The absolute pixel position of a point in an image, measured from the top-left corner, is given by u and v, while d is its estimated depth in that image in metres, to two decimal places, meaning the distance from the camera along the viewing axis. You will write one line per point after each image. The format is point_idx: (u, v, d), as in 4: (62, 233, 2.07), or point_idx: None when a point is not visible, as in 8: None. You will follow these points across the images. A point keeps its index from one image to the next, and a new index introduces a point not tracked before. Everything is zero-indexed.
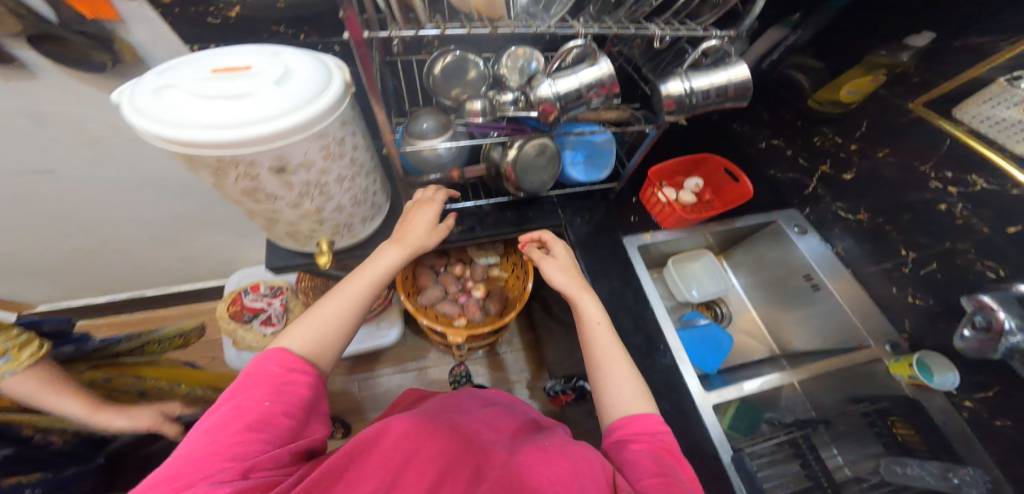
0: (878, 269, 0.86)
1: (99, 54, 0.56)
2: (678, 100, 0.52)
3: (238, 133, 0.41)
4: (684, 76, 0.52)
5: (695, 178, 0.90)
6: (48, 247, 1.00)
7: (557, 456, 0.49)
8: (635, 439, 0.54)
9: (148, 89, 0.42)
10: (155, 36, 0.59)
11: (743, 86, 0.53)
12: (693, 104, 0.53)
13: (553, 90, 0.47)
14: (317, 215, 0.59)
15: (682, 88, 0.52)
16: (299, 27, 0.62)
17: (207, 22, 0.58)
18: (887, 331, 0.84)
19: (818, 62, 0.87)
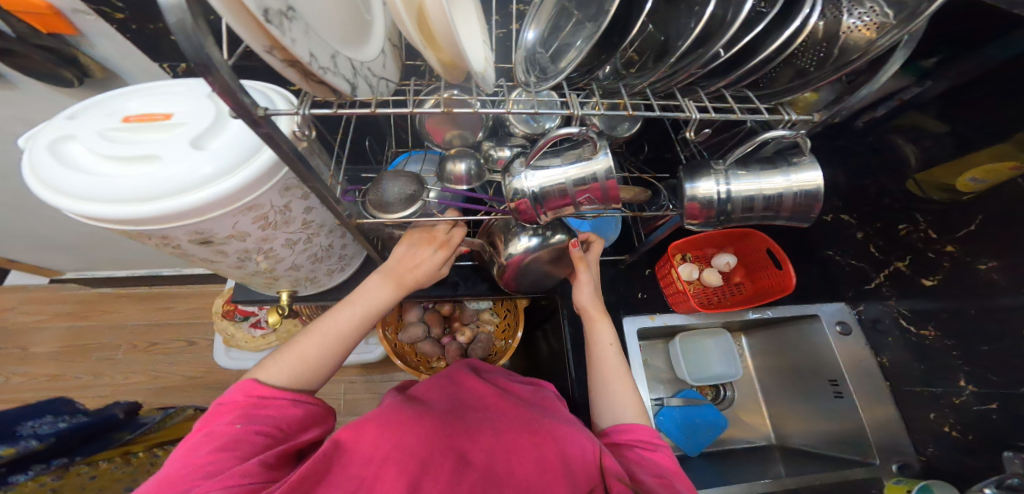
0: (914, 386, 0.66)
1: (63, 69, 0.54)
2: (705, 206, 0.39)
3: (137, 208, 0.34)
4: (722, 176, 0.38)
5: (728, 255, 0.76)
6: (62, 233, 1.01)
7: (547, 440, 0.46)
8: (639, 447, 0.49)
9: (47, 142, 0.36)
10: (120, 50, 0.55)
11: (808, 198, 0.38)
12: (727, 212, 0.39)
13: (531, 185, 0.36)
14: (267, 272, 0.53)
15: (714, 191, 0.38)
16: None
17: (171, 40, 0.54)
18: (899, 448, 0.67)
19: (939, 125, 0.53)
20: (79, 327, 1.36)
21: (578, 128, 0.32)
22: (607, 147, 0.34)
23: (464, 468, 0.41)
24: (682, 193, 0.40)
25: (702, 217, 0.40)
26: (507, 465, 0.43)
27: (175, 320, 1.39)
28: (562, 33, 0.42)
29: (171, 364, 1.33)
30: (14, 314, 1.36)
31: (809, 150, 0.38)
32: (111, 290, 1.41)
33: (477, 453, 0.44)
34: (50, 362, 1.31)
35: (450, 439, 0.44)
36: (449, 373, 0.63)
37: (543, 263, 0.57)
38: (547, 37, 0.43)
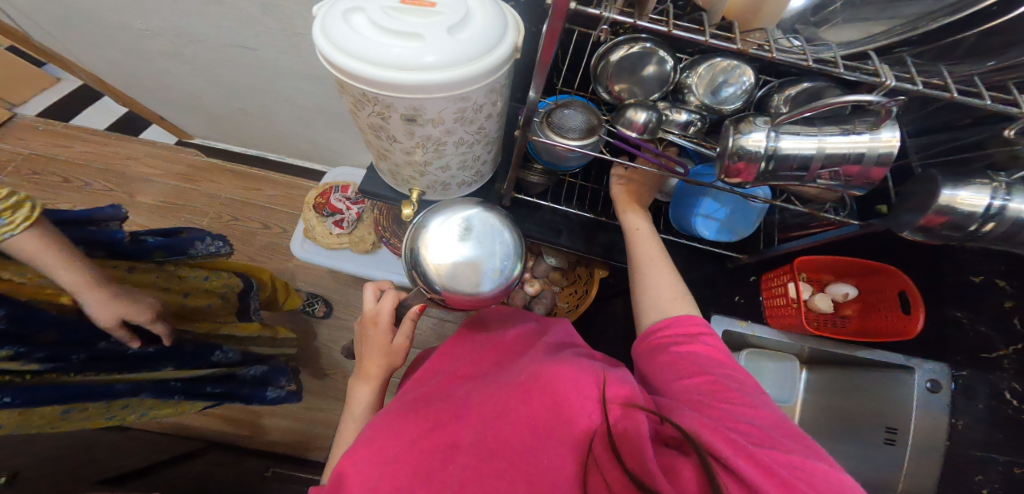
0: (981, 450, 0.63)
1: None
2: (958, 221, 0.34)
3: (391, 77, 0.36)
4: (1002, 188, 0.33)
5: (848, 286, 0.75)
6: (217, 97, 1.08)
7: (530, 388, 0.41)
8: (679, 341, 0.48)
9: (331, 8, 0.38)
10: None
11: None
12: (980, 233, 0.34)
13: (769, 145, 0.32)
14: (422, 166, 0.55)
15: (988, 203, 0.33)
16: None
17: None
18: None
19: None
20: (181, 188, 1.48)
21: (886, 98, 0.29)
22: (896, 125, 0.31)
23: (453, 454, 0.39)
24: (926, 197, 0.35)
25: (939, 231, 0.35)
26: (496, 435, 0.39)
27: (261, 203, 1.48)
28: (834, 8, 0.43)
29: (247, 243, 1.44)
30: (134, 163, 1.50)
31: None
32: (217, 162, 1.52)
33: (465, 432, 0.40)
34: (148, 213, 1.44)
35: (440, 430, 0.41)
36: (457, 349, 0.62)
37: (467, 264, 0.54)
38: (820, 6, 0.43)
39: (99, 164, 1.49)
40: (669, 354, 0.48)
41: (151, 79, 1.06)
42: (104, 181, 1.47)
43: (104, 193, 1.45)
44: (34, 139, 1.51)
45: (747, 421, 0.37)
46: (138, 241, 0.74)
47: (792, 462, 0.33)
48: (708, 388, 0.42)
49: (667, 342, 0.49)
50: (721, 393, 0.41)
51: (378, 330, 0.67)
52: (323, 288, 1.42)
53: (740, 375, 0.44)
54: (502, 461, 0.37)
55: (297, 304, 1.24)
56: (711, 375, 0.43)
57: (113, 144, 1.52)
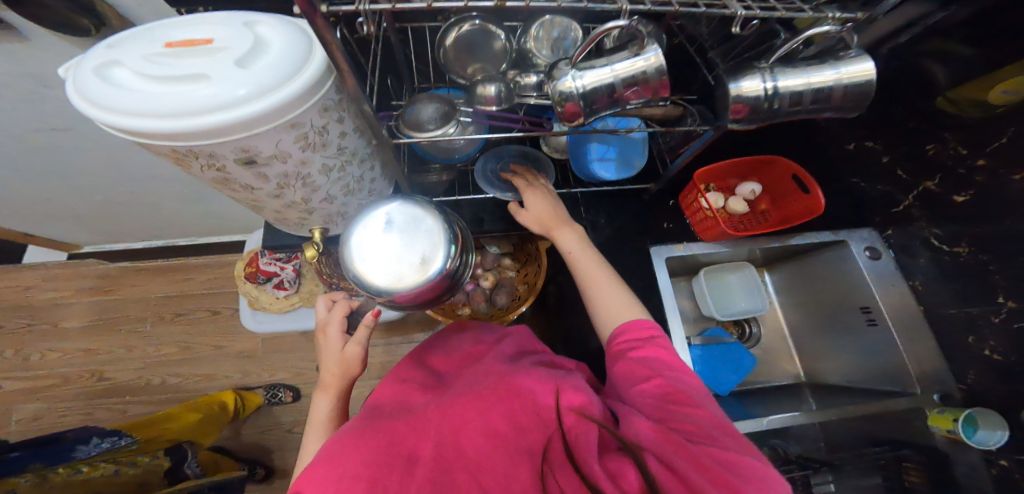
0: (949, 308, 0.64)
1: (81, 17, 0.48)
2: (753, 105, 0.38)
3: (184, 124, 0.34)
4: (768, 72, 0.37)
5: (753, 183, 0.76)
6: (83, 199, 0.99)
7: (491, 397, 0.40)
8: (636, 344, 0.49)
9: (91, 68, 0.35)
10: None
11: (862, 91, 0.38)
12: (775, 110, 0.39)
13: (578, 85, 0.33)
14: (304, 205, 0.53)
15: (761, 87, 0.37)
16: None
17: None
18: (941, 378, 0.65)
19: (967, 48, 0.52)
20: (105, 302, 1.39)
21: (628, 21, 0.31)
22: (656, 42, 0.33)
23: (413, 467, 0.37)
24: (724, 93, 0.38)
25: (745, 117, 0.39)
26: (457, 445, 0.38)
27: (196, 290, 1.41)
28: None
29: (194, 334, 1.37)
30: (39, 291, 1.39)
31: (855, 42, 0.38)
32: (131, 264, 1.43)
33: (424, 445, 0.38)
34: (79, 337, 1.35)
35: (397, 444, 0.39)
36: (403, 371, 0.61)
37: (396, 260, 0.49)
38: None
39: (3, 304, 1.38)
40: (626, 356, 0.48)
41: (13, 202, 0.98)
42: (17, 320, 1.36)
43: (22, 332, 1.35)
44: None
45: (694, 422, 0.40)
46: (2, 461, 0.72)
47: (726, 459, 0.35)
48: (661, 391, 0.43)
49: (625, 351, 0.49)
50: (672, 396, 0.42)
51: (330, 340, 0.60)
52: (288, 353, 1.36)
53: (691, 380, 0.45)
54: (460, 473, 0.36)
55: (258, 399, 1.26)
56: (665, 377, 0.44)
57: (8, 280, 1.39)
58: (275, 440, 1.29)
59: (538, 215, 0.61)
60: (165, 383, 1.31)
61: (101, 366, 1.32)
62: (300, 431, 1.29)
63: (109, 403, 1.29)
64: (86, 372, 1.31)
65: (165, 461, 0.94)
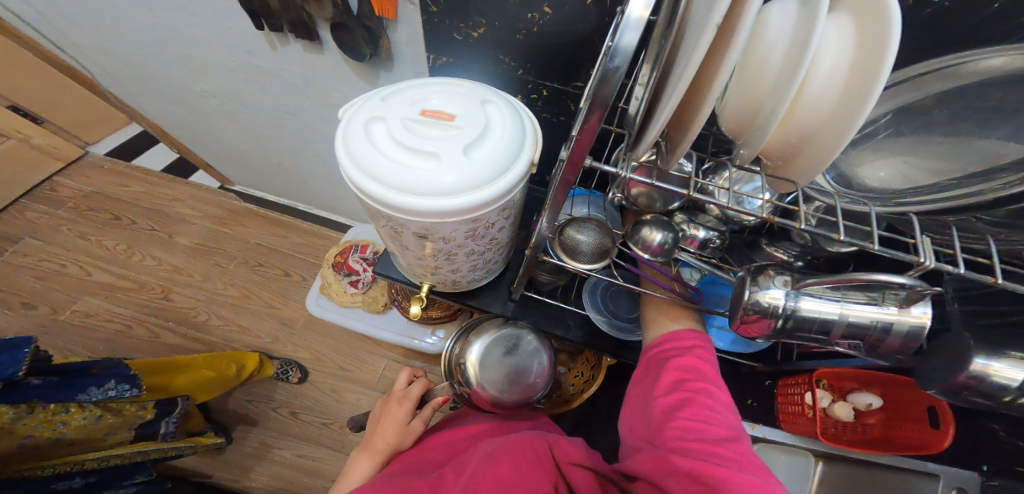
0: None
1: (366, 46, 0.56)
2: (993, 391, 0.33)
3: (409, 201, 0.37)
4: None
5: (872, 396, 0.71)
6: (252, 154, 1.13)
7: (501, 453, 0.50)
8: (670, 356, 0.48)
9: (360, 118, 0.40)
10: (412, 40, 0.56)
11: None
12: (1016, 405, 0.33)
13: (792, 307, 0.32)
14: (433, 268, 0.55)
15: (1021, 377, 0.32)
16: (523, 62, 0.52)
17: (454, 38, 0.52)
18: None
19: None
20: (216, 231, 1.52)
21: (913, 283, 0.27)
22: (926, 303, 0.29)
23: None
24: (959, 359, 0.34)
25: (969, 396, 0.34)
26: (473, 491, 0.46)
27: (285, 250, 1.50)
28: (876, 132, 0.40)
29: (265, 290, 1.43)
30: (182, 207, 1.56)
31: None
32: (254, 209, 1.57)
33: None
34: (182, 253, 1.47)
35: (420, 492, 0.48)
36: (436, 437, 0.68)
37: (502, 382, 0.71)
38: (861, 125, 0.40)
39: (150, 205, 1.55)
40: (657, 372, 0.48)
41: (195, 135, 1.13)
42: (151, 221, 1.52)
43: (140, 230, 1.50)
44: (99, 178, 1.59)
45: (703, 440, 0.40)
46: (22, 386, 0.75)
47: (720, 476, 0.37)
48: (677, 408, 0.44)
49: (663, 358, 0.49)
50: (689, 411, 0.43)
51: (400, 408, 0.70)
52: (334, 340, 1.39)
53: (719, 392, 0.45)
54: None
55: (268, 372, 1.26)
56: (691, 395, 0.44)
57: (160, 185, 1.59)
58: (278, 416, 1.29)
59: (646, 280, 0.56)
60: (220, 323, 1.37)
61: (171, 286, 1.42)
62: (285, 416, 1.29)
63: (154, 324, 1.36)
64: (156, 285, 1.42)
65: (148, 414, 0.96)
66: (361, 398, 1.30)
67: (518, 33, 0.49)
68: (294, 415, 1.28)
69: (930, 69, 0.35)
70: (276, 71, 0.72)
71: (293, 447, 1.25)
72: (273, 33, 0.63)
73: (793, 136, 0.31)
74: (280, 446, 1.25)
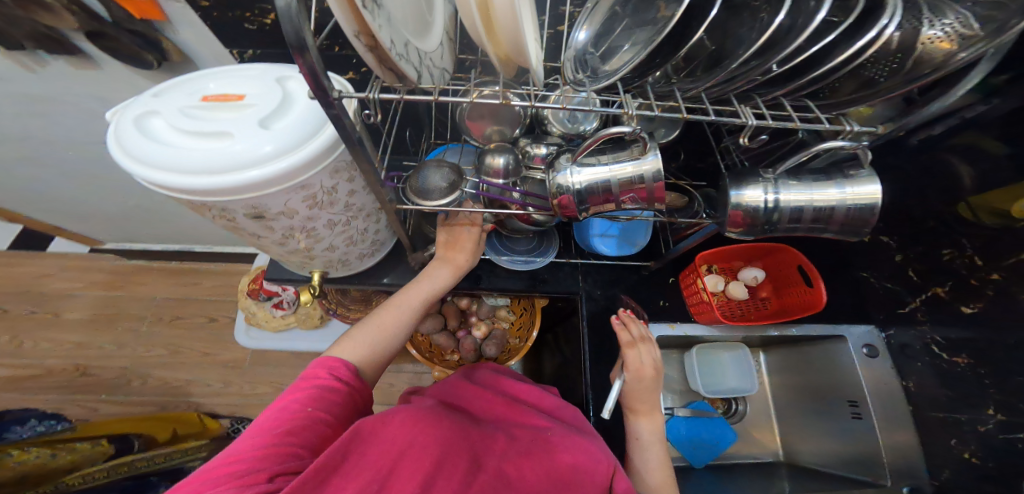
0: (937, 411, 0.58)
1: (145, 51, 0.54)
2: (752, 215, 0.39)
3: (208, 182, 0.36)
4: (771, 184, 0.38)
5: (755, 269, 0.78)
6: (115, 201, 1.04)
7: (560, 445, 0.44)
8: None
9: (137, 119, 0.39)
10: (198, 36, 0.54)
11: (863, 214, 0.37)
12: (773, 222, 0.39)
13: (574, 182, 0.35)
14: (306, 252, 0.55)
15: (761, 199, 0.38)
16: (333, 37, 0.52)
17: (246, 29, 0.51)
18: (913, 471, 0.60)
19: (1000, 148, 0.46)
20: (112, 297, 1.41)
21: (633, 129, 0.31)
22: (657, 149, 0.33)
23: (477, 468, 0.39)
24: (726, 198, 0.40)
25: (747, 224, 0.40)
26: (519, 468, 0.41)
27: (199, 296, 1.42)
28: (610, 31, 0.44)
29: (190, 340, 1.36)
30: (53, 280, 1.42)
31: (866, 163, 0.37)
32: (146, 263, 1.46)
33: (490, 458, 0.41)
34: (80, 329, 1.36)
35: (473, 441, 0.42)
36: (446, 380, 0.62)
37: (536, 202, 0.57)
38: (603, 27, 0.45)
39: (16, 288, 1.41)
40: None
41: (49, 197, 1.04)
42: (25, 305, 1.38)
43: (24, 317, 1.37)
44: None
45: None
46: None
47: None
48: None
49: None
50: None
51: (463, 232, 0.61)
52: (281, 371, 1.34)
53: None
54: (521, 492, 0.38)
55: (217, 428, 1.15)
56: None
57: (30, 264, 1.44)
58: None
59: (633, 364, 0.59)
60: (156, 383, 1.30)
61: (84, 362, 1.32)
62: None
63: (81, 403, 1.26)
64: (65, 367, 1.31)
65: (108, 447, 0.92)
66: None
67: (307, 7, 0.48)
68: None
69: None
70: (56, 96, 0.67)
71: None
72: (18, 52, 0.58)
73: (511, 39, 0.33)
74: None
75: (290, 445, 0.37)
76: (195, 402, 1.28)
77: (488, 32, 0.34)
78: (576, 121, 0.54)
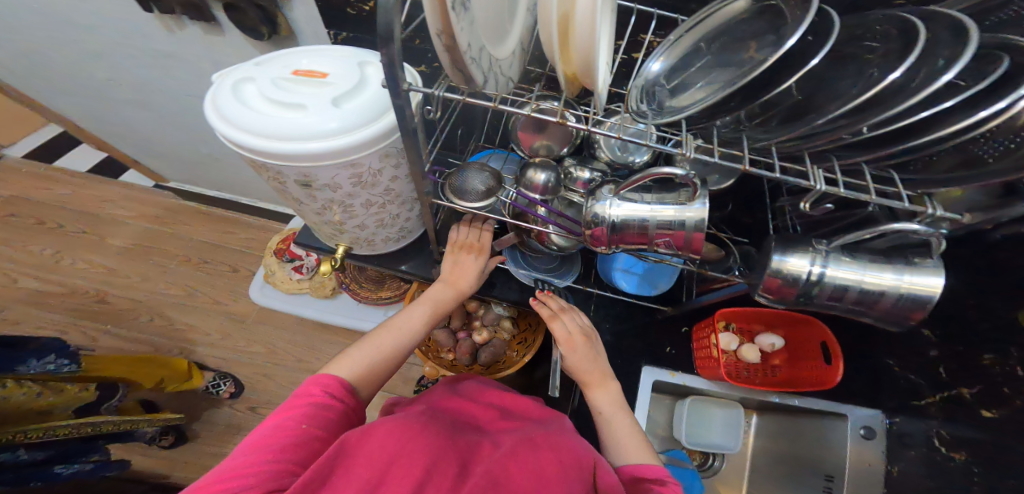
0: None
1: (263, 26, 0.57)
2: (790, 283, 0.38)
3: (277, 148, 0.38)
4: (820, 257, 0.37)
5: (774, 336, 0.76)
6: (177, 144, 1.10)
7: (547, 447, 0.43)
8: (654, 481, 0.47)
9: (228, 80, 0.41)
10: (309, 16, 0.57)
11: (916, 303, 0.35)
12: (811, 294, 0.39)
13: (613, 213, 0.35)
14: (339, 225, 0.57)
15: (806, 270, 0.37)
16: (417, 32, 0.55)
17: (347, 13, 0.54)
18: None
19: None
20: (151, 230, 1.48)
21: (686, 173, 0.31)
22: (705, 197, 0.33)
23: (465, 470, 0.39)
24: (767, 260, 0.39)
25: (779, 291, 0.40)
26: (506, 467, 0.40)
27: (229, 245, 1.48)
28: (688, 70, 0.45)
29: (209, 286, 1.41)
30: (107, 206, 1.51)
31: (937, 252, 0.34)
32: (189, 205, 1.53)
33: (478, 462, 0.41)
34: (115, 254, 1.43)
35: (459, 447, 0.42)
36: (435, 392, 0.63)
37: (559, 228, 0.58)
38: (681, 63, 0.45)
39: (70, 204, 1.50)
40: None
41: (121, 129, 1.11)
42: (74, 222, 1.47)
43: (69, 233, 1.45)
44: (20, 184, 1.53)
45: None
46: None
47: None
48: None
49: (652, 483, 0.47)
50: None
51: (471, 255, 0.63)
52: (285, 333, 1.37)
53: None
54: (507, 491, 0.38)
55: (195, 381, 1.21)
56: None
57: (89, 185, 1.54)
58: (230, 413, 1.26)
59: (562, 337, 0.61)
60: (170, 320, 1.35)
61: (110, 287, 1.38)
62: (243, 412, 1.26)
63: (99, 325, 1.32)
64: (93, 289, 1.38)
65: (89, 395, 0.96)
66: None
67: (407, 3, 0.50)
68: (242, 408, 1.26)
69: (703, 15, 0.43)
70: (181, 55, 0.72)
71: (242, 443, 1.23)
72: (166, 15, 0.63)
73: (583, 64, 0.34)
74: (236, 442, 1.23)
75: (287, 463, 0.37)
76: (200, 346, 1.32)
77: (562, 48, 0.35)
78: (628, 152, 0.53)
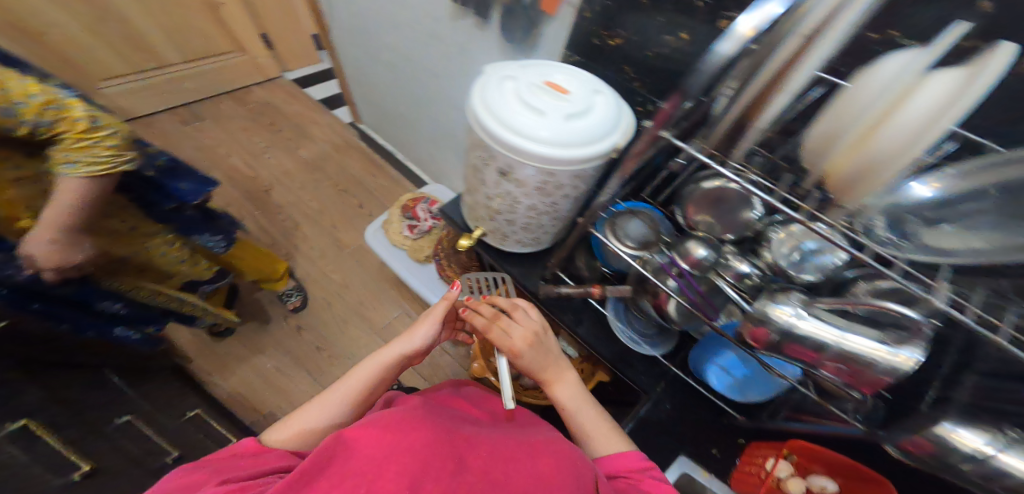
0: None
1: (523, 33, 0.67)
2: (946, 456, 0.34)
3: (504, 137, 0.44)
4: (1002, 441, 0.32)
5: None
6: (383, 93, 1.29)
7: (545, 452, 0.42)
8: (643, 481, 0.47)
9: (496, 71, 0.48)
10: (559, 36, 0.63)
11: None
12: (966, 473, 0.33)
13: (796, 323, 0.36)
14: (494, 213, 0.63)
15: (980, 449, 0.32)
16: None
17: (592, 43, 0.59)
18: None
19: None
20: (319, 148, 1.74)
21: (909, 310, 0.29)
22: (918, 350, 0.31)
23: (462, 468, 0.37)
24: (931, 429, 0.35)
25: (927, 454, 0.35)
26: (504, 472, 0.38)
27: (367, 186, 1.67)
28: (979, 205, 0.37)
29: (334, 211, 1.60)
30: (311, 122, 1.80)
31: None
32: (352, 141, 1.77)
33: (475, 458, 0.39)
34: (284, 154, 1.70)
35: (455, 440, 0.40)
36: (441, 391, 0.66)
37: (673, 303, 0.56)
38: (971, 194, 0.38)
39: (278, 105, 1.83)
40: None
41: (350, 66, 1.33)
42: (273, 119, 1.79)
43: (264, 125, 1.77)
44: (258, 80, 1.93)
45: None
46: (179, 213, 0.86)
47: None
48: None
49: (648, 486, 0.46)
50: None
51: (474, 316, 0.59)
52: (366, 278, 1.49)
53: None
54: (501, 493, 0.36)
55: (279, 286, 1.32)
56: None
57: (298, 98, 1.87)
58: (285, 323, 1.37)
59: (505, 342, 0.56)
60: (293, 223, 1.55)
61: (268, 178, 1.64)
62: (291, 326, 1.36)
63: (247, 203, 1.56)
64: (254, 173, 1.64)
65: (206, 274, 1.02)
66: (362, 336, 1.36)
67: (647, 51, 0.53)
68: (297, 323, 1.37)
69: None
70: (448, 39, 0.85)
71: (280, 351, 1.33)
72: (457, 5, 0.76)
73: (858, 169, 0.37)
74: (274, 349, 1.32)
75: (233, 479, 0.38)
76: (298, 256, 1.49)
77: (842, 152, 0.38)
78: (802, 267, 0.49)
